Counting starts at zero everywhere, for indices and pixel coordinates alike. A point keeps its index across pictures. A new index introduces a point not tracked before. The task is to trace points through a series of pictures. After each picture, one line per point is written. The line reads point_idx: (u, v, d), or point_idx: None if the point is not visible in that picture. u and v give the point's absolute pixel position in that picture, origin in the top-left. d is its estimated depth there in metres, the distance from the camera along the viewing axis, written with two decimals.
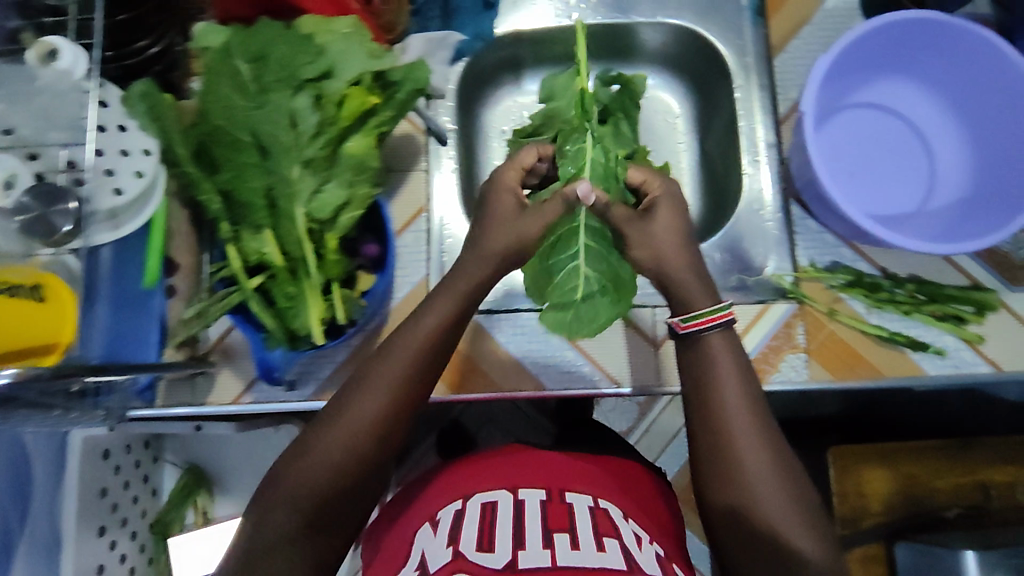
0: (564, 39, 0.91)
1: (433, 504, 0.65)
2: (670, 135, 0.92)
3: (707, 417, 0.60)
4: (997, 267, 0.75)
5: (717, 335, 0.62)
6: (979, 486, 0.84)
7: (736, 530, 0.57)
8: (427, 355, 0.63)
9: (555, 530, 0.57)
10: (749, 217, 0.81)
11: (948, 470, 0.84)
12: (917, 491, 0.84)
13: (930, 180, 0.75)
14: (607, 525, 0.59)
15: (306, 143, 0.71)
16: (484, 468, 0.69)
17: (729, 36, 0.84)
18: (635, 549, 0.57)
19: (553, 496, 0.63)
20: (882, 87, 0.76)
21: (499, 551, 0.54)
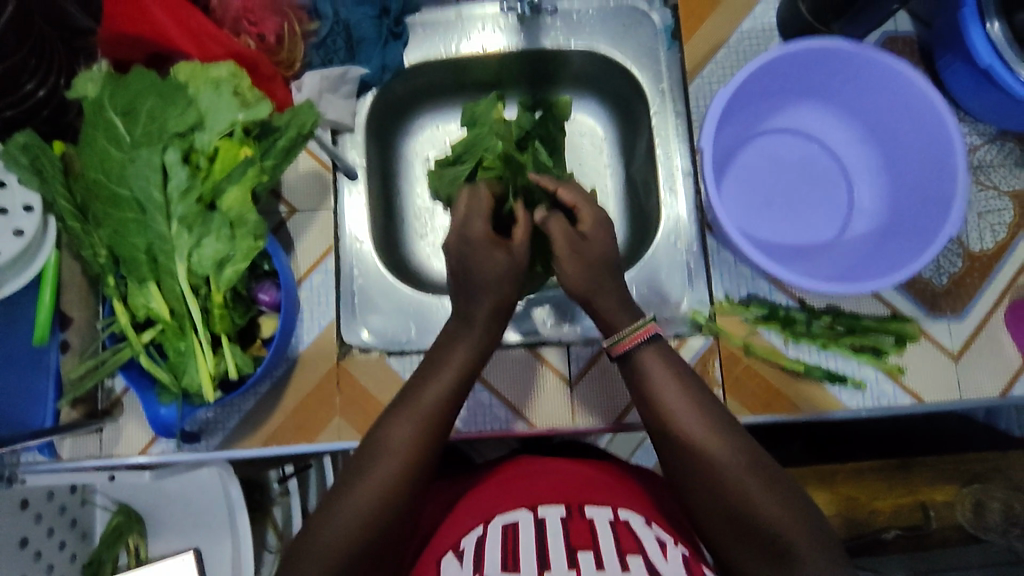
0: (482, 66, 0.88)
1: (456, 531, 0.61)
2: (596, 159, 0.93)
3: (661, 426, 0.59)
4: (919, 297, 0.78)
5: (648, 348, 0.63)
6: (920, 505, 0.91)
7: (731, 530, 0.54)
8: (451, 393, 0.61)
9: (577, 547, 0.52)
10: (666, 248, 0.80)
11: (886, 492, 0.91)
12: (855, 513, 0.91)
13: (846, 201, 0.79)
14: (629, 540, 0.54)
15: (176, 201, 0.61)
16: (495, 497, 0.65)
17: (645, 62, 0.84)
18: (660, 561, 0.52)
19: (572, 513, 0.59)
20: (796, 113, 0.80)
21: (524, 570, 0.50)
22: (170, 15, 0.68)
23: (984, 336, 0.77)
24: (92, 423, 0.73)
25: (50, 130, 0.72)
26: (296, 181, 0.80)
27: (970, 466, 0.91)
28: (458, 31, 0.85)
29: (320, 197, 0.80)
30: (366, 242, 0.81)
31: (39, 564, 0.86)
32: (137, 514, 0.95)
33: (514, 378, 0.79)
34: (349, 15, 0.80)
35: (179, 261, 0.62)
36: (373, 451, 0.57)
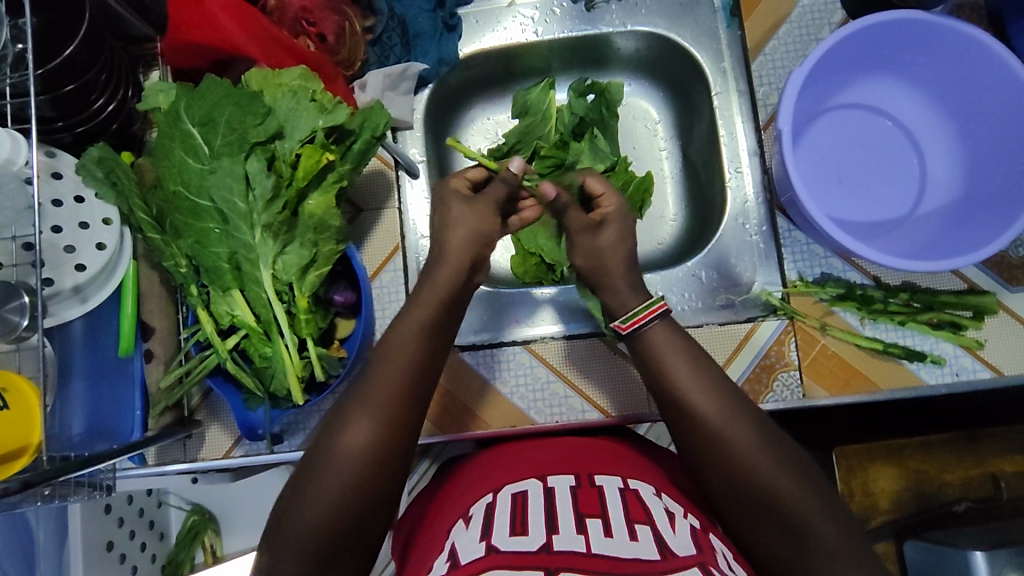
0: (535, 55, 0.87)
1: (462, 503, 0.59)
2: (651, 143, 0.91)
3: (680, 415, 0.55)
4: (997, 270, 0.77)
5: (657, 325, 0.60)
6: (988, 476, 0.87)
7: (742, 509, 0.51)
8: (411, 378, 0.55)
9: (587, 515, 0.51)
10: (734, 231, 0.80)
11: (955, 464, 0.88)
12: (923, 485, 0.88)
13: (920, 174, 0.78)
14: (637, 508, 0.53)
15: (260, 210, 0.61)
16: (498, 466, 0.64)
17: (704, 41, 0.82)
18: (668, 534, 0.50)
19: (582, 481, 0.58)
20: (868, 87, 0.78)
21: (533, 533, 0.49)
22: (237, 21, 0.68)
23: None
24: (183, 428, 0.72)
25: (119, 142, 0.73)
26: (364, 183, 0.80)
27: None
28: (508, 18, 0.84)
29: (386, 195, 0.81)
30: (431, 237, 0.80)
31: (124, 567, 0.85)
32: (211, 513, 0.94)
33: (575, 361, 0.80)
34: (405, 10, 0.80)
35: (266, 266, 0.63)
36: (331, 440, 0.51)
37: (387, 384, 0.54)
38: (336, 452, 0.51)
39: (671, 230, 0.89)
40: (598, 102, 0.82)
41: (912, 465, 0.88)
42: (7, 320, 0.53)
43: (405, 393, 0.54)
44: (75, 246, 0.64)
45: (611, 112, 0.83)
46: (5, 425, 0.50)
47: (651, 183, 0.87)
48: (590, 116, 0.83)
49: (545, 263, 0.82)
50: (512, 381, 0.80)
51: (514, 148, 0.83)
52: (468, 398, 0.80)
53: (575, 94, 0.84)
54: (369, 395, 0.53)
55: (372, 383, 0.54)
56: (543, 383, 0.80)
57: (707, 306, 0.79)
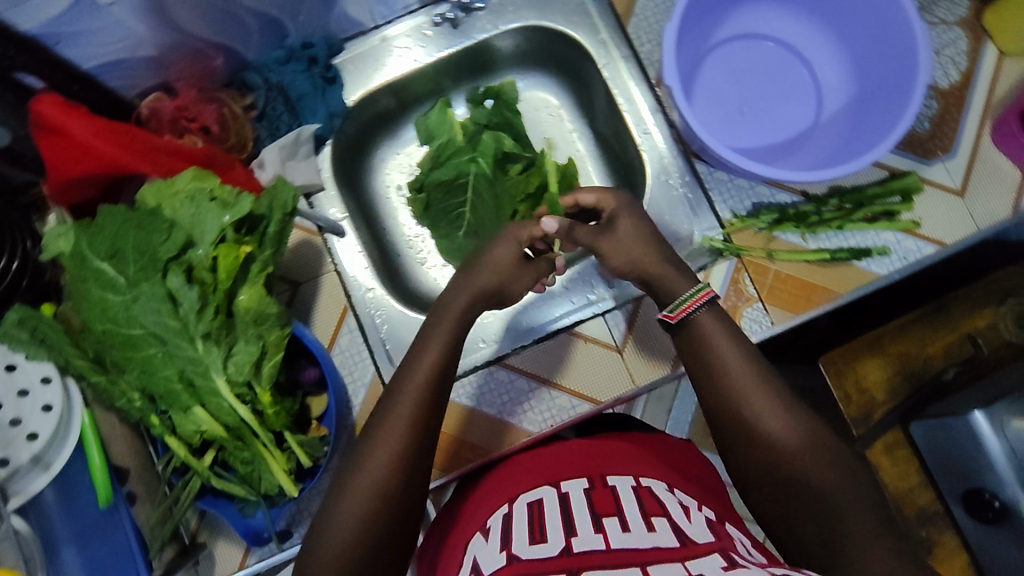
0: (427, 78, 0.90)
1: (478, 517, 0.61)
2: (560, 128, 0.96)
3: (719, 401, 0.55)
4: (910, 150, 0.80)
5: (705, 313, 0.58)
6: (966, 338, 0.94)
7: (782, 506, 0.52)
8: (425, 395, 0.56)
9: (603, 516, 0.52)
10: (659, 189, 0.82)
11: (934, 337, 0.95)
12: (911, 364, 0.96)
13: (813, 84, 0.81)
14: (652, 504, 0.54)
15: (195, 321, 0.60)
16: (511, 474, 0.66)
17: (577, 20, 0.85)
18: (685, 523, 0.51)
19: (595, 484, 0.59)
20: (742, 16, 0.81)
21: (553, 539, 0.49)
22: (113, 143, 0.68)
23: (979, 162, 0.80)
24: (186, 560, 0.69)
25: (34, 297, 0.70)
26: (291, 256, 0.78)
27: (1001, 284, 0.94)
28: (386, 53, 0.86)
29: (319, 262, 0.79)
30: (377, 287, 0.79)
31: None
32: None
33: (552, 363, 0.80)
34: (281, 77, 0.80)
35: (221, 374, 0.61)
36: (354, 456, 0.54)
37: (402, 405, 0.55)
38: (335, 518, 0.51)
39: None
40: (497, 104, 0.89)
41: (892, 351, 0.97)
42: None
43: (403, 453, 0.53)
44: (19, 419, 0.62)
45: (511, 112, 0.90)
46: None
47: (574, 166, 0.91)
48: (494, 120, 0.89)
49: None
50: (496, 403, 0.79)
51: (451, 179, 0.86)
52: (467, 434, 0.78)
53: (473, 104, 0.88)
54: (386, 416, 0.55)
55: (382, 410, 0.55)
56: (527, 391, 0.79)
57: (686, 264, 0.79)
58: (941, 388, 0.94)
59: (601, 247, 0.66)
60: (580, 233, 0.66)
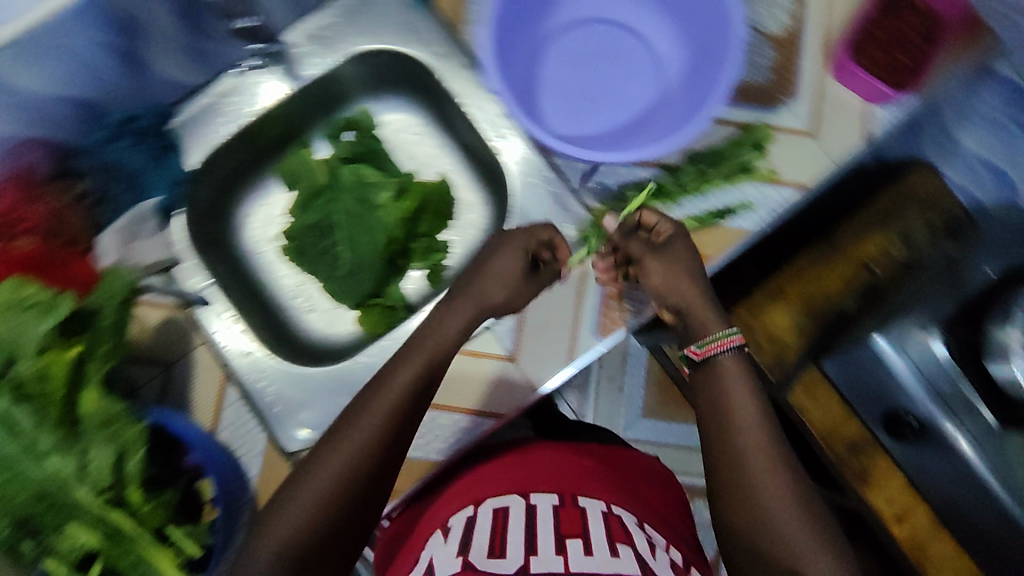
0: (273, 121, 0.86)
1: (439, 514, 0.73)
2: (423, 145, 0.94)
3: (720, 437, 0.62)
4: (753, 102, 0.81)
5: (728, 356, 0.65)
6: (861, 266, 1.00)
7: (751, 542, 0.59)
8: (400, 420, 0.62)
9: (568, 536, 0.64)
10: (523, 189, 0.81)
11: (830, 271, 1.00)
12: (813, 304, 1.00)
13: (653, 57, 0.80)
14: (619, 532, 0.66)
15: (38, 437, 0.57)
16: (479, 480, 0.78)
17: (412, 37, 0.82)
18: (647, 554, 0.64)
19: (565, 501, 0.71)
20: (568, 5, 0.79)
21: (510, 555, 0.61)
22: None
23: (829, 101, 0.81)
24: None
25: None
26: (153, 341, 0.77)
27: (884, 208, 1.00)
28: (217, 109, 0.81)
29: (186, 338, 0.78)
30: (253, 350, 0.77)
31: None
32: None
33: (446, 387, 0.80)
34: (108, 156, 0.75)
35: (80, 490, 0.58)
36: (311, 463, 0.60)
37: (387, 406, 0.62)
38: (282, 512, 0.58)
39: (479, 213, 0.93)
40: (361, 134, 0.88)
41: (792, 293, 1.00)
42: None
43: (359, 459, 0.59)
44: None
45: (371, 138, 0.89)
46: None
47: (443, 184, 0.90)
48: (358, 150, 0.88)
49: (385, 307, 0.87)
50: None
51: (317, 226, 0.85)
52: None
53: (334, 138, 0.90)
54: (361, 411, 0.61)
55: (340, 437, 0.60)
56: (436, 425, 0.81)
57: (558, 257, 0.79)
58: (846, 322, 0.98)
59: (649, 265, 0.69)
60: (698, 385, 0.66)
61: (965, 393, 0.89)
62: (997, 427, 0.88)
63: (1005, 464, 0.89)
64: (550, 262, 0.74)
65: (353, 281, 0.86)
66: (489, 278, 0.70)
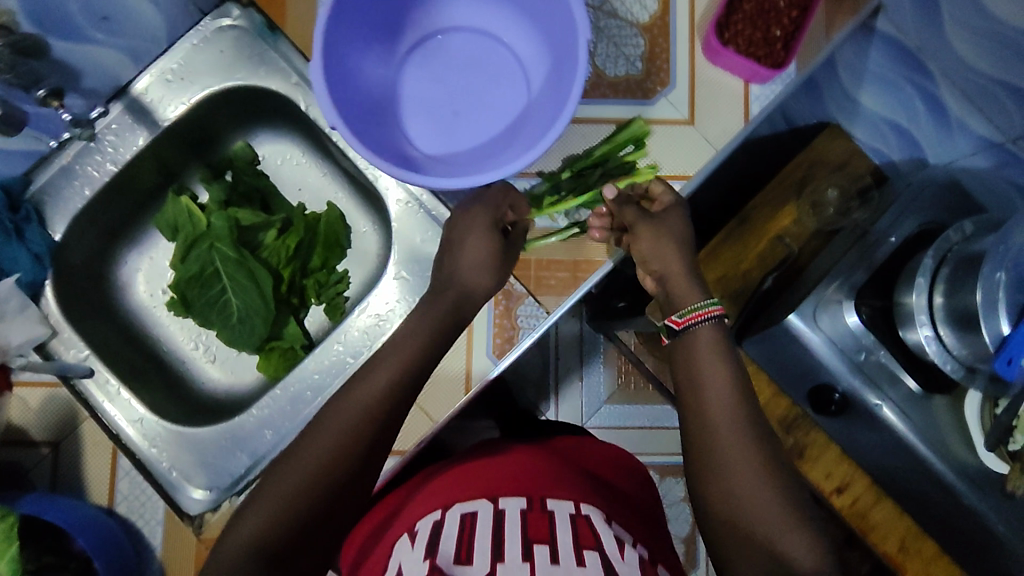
0: (142, 171, 0.83)
1: (415, 512, 0.67)
2: (309, 176, 0.91)
3: (700, 415, 0.59)
4: (628, 95, 0.80)
5: (710, 325, 0.61)
6: (776, 240, 0.94)
7: (735, 536, 0.55)
8: (385, 411, 0.57)
9: (535, 542, 0.58)
10: (405, 214, 0.80)
11: (747, 250, 0.93)
12: (734, 283, 0.93)
13: (515, 59, 0.76)
14: (586, 534, 0.60)
15: None
16: (449, 483, 0.71)
17: (267, 70, 0.80)
18: (616, 561, 0.58)
19: (534, 504, 0.65)
20: (420, 19, 0.76)
21: (476, 562, 0.55)
22: None
23: (702, 85, 0.80)
24: None
25: None
26: (40, 419, 0.77)
27: (794, 174, 0.95)
28: (74, 169, 0.78)
29: (74, 412, 0.77)
30: (144, 417, 0.76)
31: None
32: None
33: None
34: None
35: None
36: (294, 447, 0.56)
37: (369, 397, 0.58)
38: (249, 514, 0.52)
39: (373, 238, 0.90)
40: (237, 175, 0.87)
41: (716, 276, 0.93)
42: None
43: (345, 448, 0.55)
44: None
45: (250, 176, 0.87)
46: None
47: (331, 211, 0.87)
48: (232, 196, 0.87)
49: (290, 347, 0.85)
50: None
51: (199, 273, 0.82)
52: None
53: (208, 183, 0.87)
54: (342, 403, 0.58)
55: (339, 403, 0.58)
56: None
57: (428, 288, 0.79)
58: (766, 298, 0.94)
59: (641, 230, 0.66)
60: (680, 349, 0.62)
61: (890, 365, 0.83)
62: (920, 393, 0.83)
63: (937, 430, 0.83)
64: (516, 225, 0.73)
65: (246, 327, 0.82)
66: (465, 251, 0.67)
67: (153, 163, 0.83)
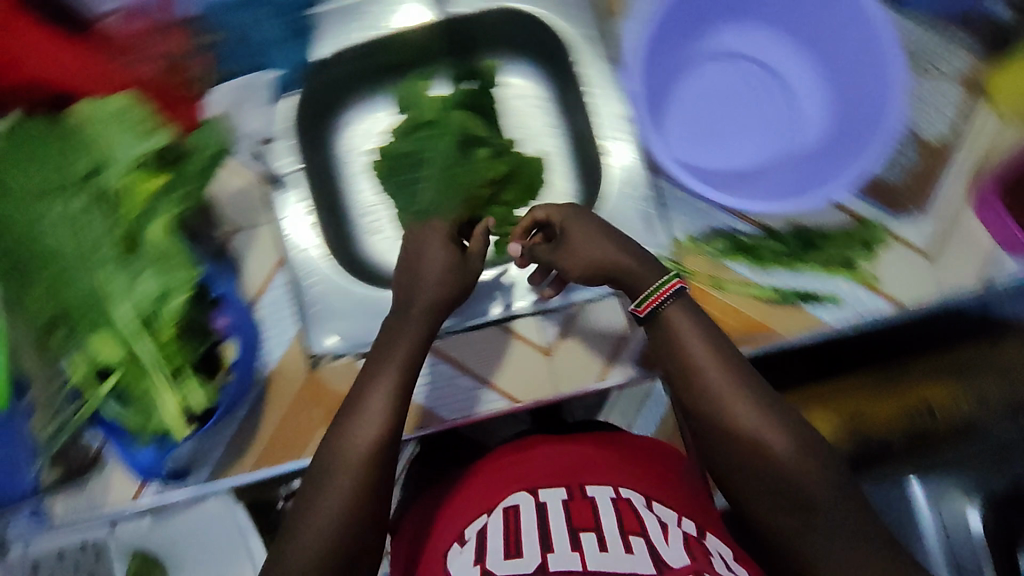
0: (405, 45, 0.86)
1: (456, 522, 0.63)
2: (534, 120, 0.91)
3: (694, 395, 0.58)
4: (880, 198, 0.76)
5: (672, 304, 0.61)
6: (923, 403, 0.82)
7: (759, 499, 0.54)
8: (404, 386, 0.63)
9: (580, 530, 0.55)
10: (618, 201, 0.78)
11: (885, 396, 0.83)
12: (861, 425, 0.82)
13: (790, 112, 0.77)
14: (631, 519, 0.57)
15: (99, 245, 0.61)
16: (484, 480, 0.68)
17: (559, 12, 0.83)
18: (663, 546, 0.54)
19: (575, 493, 0.61)
20: (722, 33, 0.78)
21: (528, 554, 0.53)
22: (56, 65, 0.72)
23: (955, 228, 0.76)
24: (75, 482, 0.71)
25: None
26: (230, 202, 0.80)
27: (963, 352, 0.81)
28: (363, 15, 0.84)
29: (258, 214, 0.81)
30: (312, 248, 0.79)
31: None
32: None
33: (482, 353, 0.81)
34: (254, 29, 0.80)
35: (117, 307, 0.62)
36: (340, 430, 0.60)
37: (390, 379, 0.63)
38: (293, 548, 0.54)
39: (565, 205, 0.88)
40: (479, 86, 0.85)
41: None
42: None
43: (363, 483, 0.57)
44: None
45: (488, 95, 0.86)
46: None
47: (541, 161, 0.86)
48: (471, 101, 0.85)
49: None
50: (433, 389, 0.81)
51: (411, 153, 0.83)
52: None
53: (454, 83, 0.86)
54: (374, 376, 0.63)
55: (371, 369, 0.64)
56: (455, 381, 0.81)
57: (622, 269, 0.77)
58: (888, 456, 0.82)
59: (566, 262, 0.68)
60: (541, 252, 0.71)
61: None
62: None
63: None
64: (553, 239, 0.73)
65: None
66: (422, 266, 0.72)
67: (419, 41, 0.85)
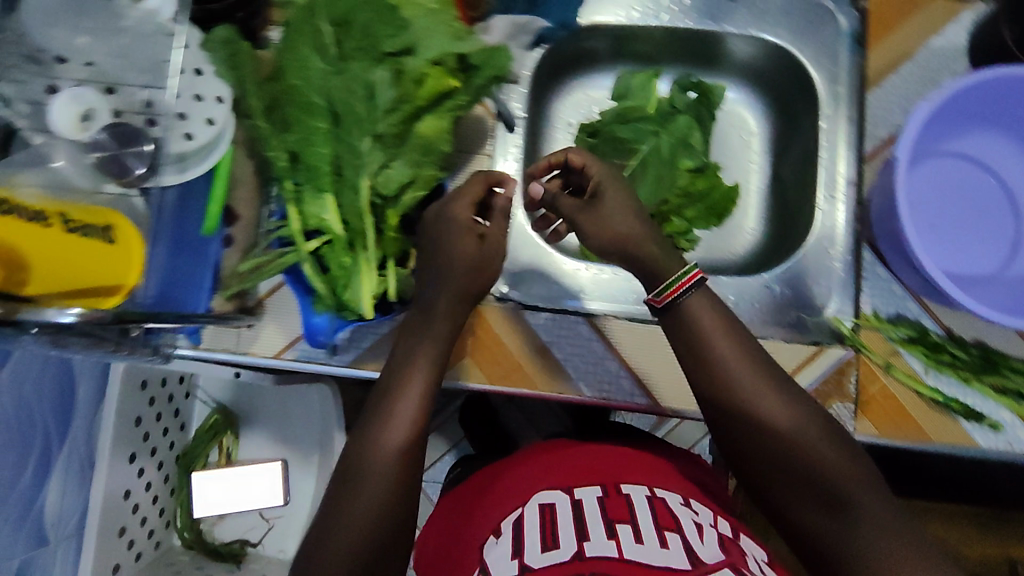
0: (655, 40, 0.88)
1: (495, 514, 0.66)
2: (744, 152, 0.92)
3: (719, 391, 0.61)
4: None
5: (694, 297, 0.63)
6: (1008, 559, 0.99)
7: (798, 495, 0.59)
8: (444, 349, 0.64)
9: (617, 522, 0.57)
10: (816, 253, 0.80)
11: (980, 540, 0.99)
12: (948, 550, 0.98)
13: (1012, 237, 0.77)
14: (666, 517, 0.59)
15: (378, 118, 0.62)
16: (515, 477, 0.71)
17: (822, 61, 0.82)
18: (698, 544, 0.56)
19: (609, 490, 0.64)
20: (975, 140, 0.78)
21: (564, 545, 0.55)
22: None
23: None
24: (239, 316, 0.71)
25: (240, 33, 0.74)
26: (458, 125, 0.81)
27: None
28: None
29: (478, 141, 0.82)
30: None
31: (146, 445, 0.91)
32: (233, 416, 1.04)
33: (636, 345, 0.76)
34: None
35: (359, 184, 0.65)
36: (379, 403, 0.62)
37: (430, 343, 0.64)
38: (337, 533, 0.56)
39: (746, 241, 0.90)
40: (698, 101, 0.86)
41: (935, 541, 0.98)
42: (126, 162, 0.63)
43: (412, 427, 0.61)
44: (89, 114, 0.63)
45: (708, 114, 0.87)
46: (112, 261, 0.57)
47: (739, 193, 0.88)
48: (687, 111, 0.86)
49: None
50: (569, 351, 0.77)
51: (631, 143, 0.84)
52: (529, 364, 0.76)
53: (677, 89, 0.87)
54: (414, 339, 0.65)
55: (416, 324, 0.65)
56: (603, 361, 0.76)
57: (777, 321, 0.79)
58: None
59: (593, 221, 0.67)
60: (565, 203, 0.69)
61: None
62: None
63: None
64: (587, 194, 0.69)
65: None
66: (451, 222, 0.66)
67: (671, 41, 0.88)
